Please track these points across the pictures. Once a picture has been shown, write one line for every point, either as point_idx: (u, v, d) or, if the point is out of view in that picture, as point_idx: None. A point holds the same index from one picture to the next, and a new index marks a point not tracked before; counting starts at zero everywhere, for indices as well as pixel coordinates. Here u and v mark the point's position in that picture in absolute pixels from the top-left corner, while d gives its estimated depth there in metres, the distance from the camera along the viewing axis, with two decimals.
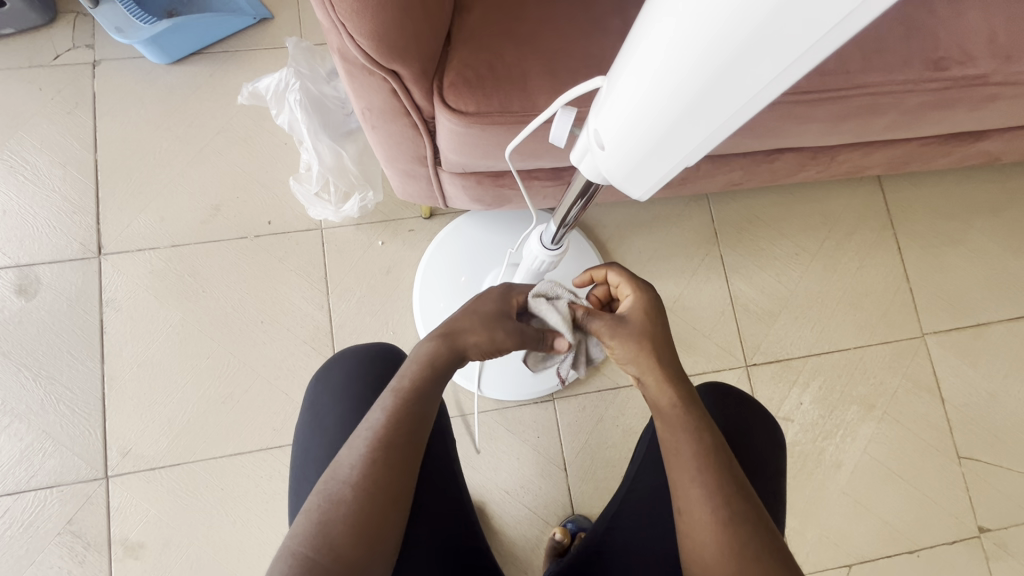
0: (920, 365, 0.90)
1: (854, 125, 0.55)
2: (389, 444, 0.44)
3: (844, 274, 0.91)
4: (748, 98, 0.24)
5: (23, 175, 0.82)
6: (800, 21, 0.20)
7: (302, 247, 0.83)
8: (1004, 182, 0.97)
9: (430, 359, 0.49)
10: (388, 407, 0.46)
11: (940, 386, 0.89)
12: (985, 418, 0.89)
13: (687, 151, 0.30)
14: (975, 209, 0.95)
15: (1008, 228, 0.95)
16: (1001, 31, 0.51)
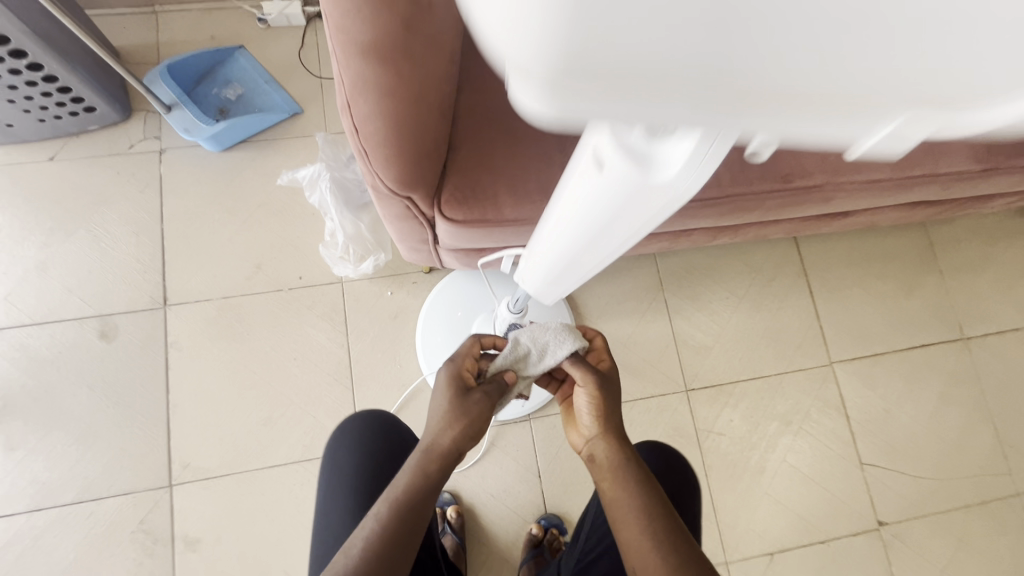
0: (828, 388, 1.10)
1: (735, 216, 0.77)
2: (382, 548, 0.52)
3: (766, 313, 1.12)
4: (583, 272, 0.58)
5: (104, 242, 1.02)
6: (589, 257, 0.53)
7: (327, 297, 1.03)
8: (896, 237, 1.20)
9: (410, 472, 0.57)
10: (380, 514, 0.54)
11: (845, 405, 1.10)
12: (882, 431, 1.10)
13: (567, 286, 0.63)
14: (871, 259, 1.18)
15: (898, 274, 1.18)
16: (832, 153, 0.73)
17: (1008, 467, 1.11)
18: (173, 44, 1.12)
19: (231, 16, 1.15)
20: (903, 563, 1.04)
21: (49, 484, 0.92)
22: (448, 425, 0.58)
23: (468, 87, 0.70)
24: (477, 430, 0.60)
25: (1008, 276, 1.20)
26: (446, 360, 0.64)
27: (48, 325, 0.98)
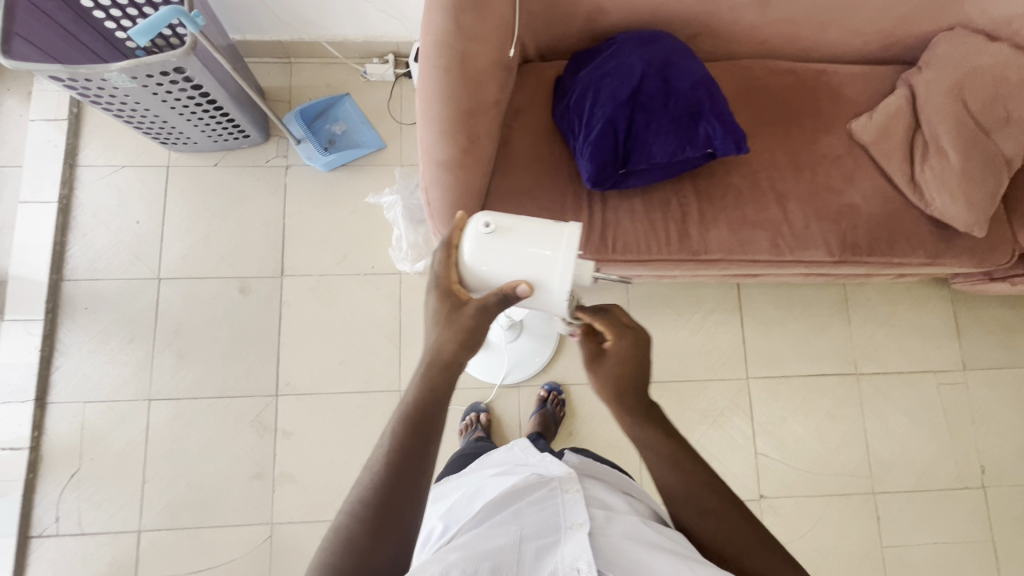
0: (741, 394, 1.50)
1: (663, 270, 1.16)
2: (402, 437, 0.63)
3: (703, 334, 1.52)
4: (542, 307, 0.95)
5: (245, 226, 1.49)
6: None
7: (390, 282, 1.48)
8: (817, 289, 1.56)
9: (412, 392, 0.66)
10: (393, 426, 0.63)
11: (752, 408, 1.49)
12: (776, 431, 1.49)
13: None
14: (794, 304, 1.55)
15: (814, 318, 1.54)
16: (730, 239, 1.11)
17: (871, 472, 1.48)
18: (301, 87, 1.57)
19: (342, 70, 1.58)
20: (772, 524, 1.44)
21: (201, 383, 1.42)
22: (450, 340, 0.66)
23: (499, 171, 1.10)
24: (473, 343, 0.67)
25: (904, 329, 1.55)
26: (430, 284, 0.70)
27: (208, 278, 1.46)
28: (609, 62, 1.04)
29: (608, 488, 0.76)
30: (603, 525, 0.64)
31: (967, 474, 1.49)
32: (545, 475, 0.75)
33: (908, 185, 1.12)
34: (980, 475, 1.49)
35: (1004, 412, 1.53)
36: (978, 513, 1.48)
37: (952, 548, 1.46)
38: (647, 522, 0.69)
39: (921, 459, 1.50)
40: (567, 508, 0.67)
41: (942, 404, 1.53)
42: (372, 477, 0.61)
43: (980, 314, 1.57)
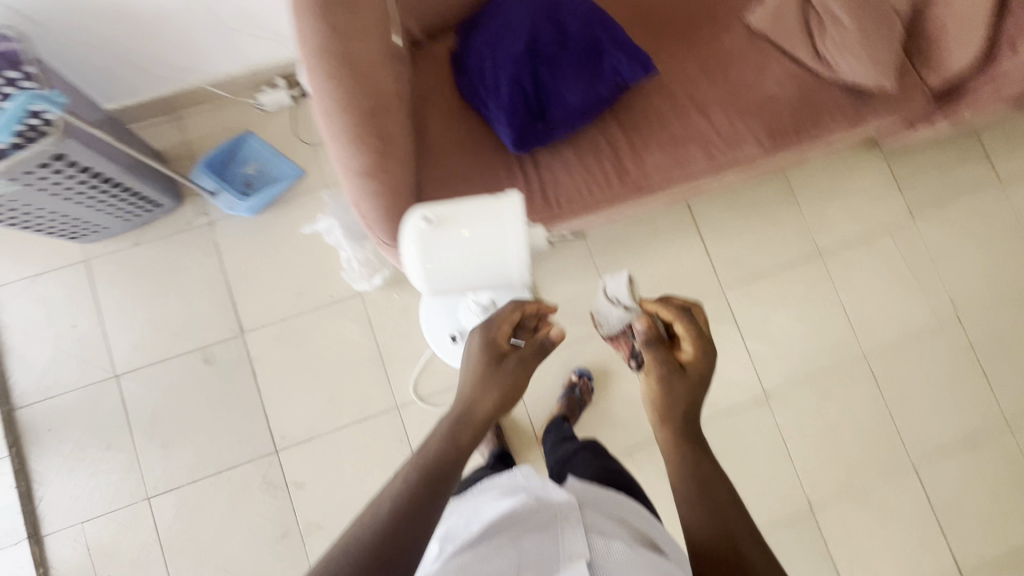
0: (720, 305, 1.54)
1: (613, 212, 1.15)
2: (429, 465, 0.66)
3: (669, 260, 1.54)
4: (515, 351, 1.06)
5: (188, 296, 1.42)
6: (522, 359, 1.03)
7: (354, 306, 1.45)
8: (761, 184, 1.60)
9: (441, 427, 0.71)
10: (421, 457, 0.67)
11: (733, 315, 1.54)
12: (762, 329, 1.54)
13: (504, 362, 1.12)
14: (745, 205, 1.58)
15: (767, 212, 1.58)
16: (666, 163, 1.12)
17: (857, 339, 1.55)
18: (199, 138, 1.49)
19: (236, 108, 1.50)
20: (782, 415, 1.50)
21: (194, 464, 1.37)
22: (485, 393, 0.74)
23: (424, 164, 1.07)
24: (504, 401, 0.75)
25: (850, 197, 1.61)
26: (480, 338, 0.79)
27: (167, 359, 1.40)
28: (498, 21, 1.01)
29: (612, 515, 0.77)
30: (605, 559, 0.65)
31: (941, 312, 1.58)
32: (553, 499, 0.76)
33: (814, 60, 1.14)
34: (952, 309, 1.58)
35: (958, 245, 1.61)
36: (958, 343, 1.57)
37: (946, 382, 1.55)
38: (643, 551, 0.69)
39: (899, 312, 1.57)
40: (567, 541, 0.67)
41: (903, 255, 1.59)
42: (391, 496, 0.62)
43: (914, 161, 1.63)
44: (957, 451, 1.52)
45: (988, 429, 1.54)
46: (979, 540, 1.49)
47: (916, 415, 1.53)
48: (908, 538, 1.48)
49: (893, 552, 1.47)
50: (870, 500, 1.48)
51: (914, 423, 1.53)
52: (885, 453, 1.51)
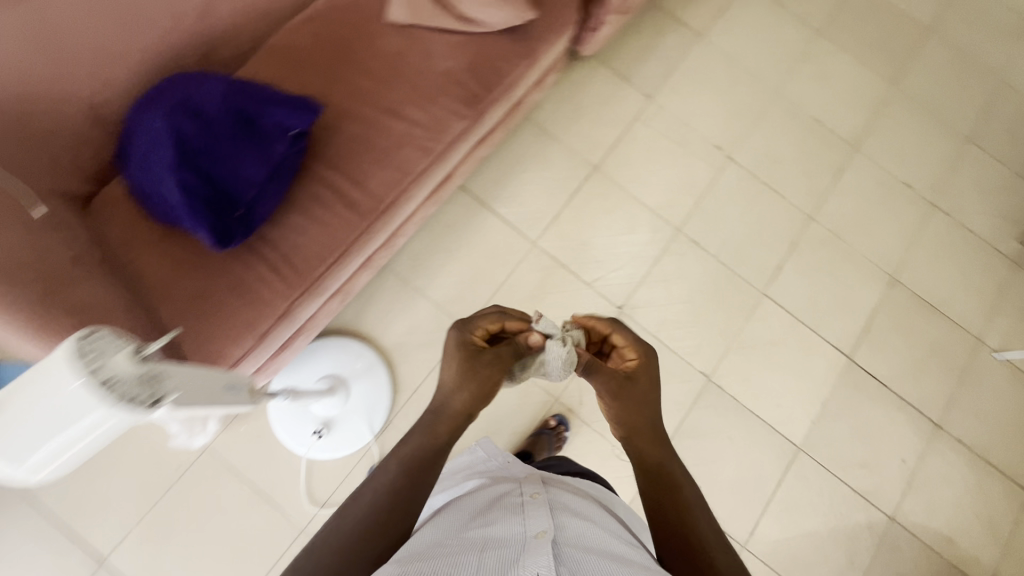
0: (541, 257, 1.60)
1: (371, 244, 1.17)
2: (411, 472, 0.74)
3: (477, 245, 1.58)
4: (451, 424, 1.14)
5: (23, 561, 1.25)
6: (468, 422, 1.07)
7: (206, 462, 1.34)
8: (516, 137, 1.67)
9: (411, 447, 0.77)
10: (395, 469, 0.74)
11: (557, 259, 1.60)
12: (587, 256, 1.62)
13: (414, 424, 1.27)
14: (513, 162, 1.65)
15: (536, 159, 1.67)
16: (387, 178, 1.15)
17: (665, 218, 1.67)
18: None
19: None
20: (643, 316, 1.59)
21: None
22: (455, 392, 0.80)
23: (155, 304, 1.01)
24: (480, 396, 0.81)
25: (594, 109, 1.74)
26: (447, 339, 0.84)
27: None
28: (141, 139, 0.97)
29: (578, 501, 0.82)
30: (563, 537, 0.68)
31: (714, 159, 1.74)
32: (524, 486, 0.83)
33: (462, 24, 1.20)
34: (722, 153, 1.75)
35: (697, 101, 1.79)
36: (741, 175, 1.74)
37: (750, 212, 1.71)
38: (602, 533, 0.72)
39: (684, 179, 1.71)
40: (527, 519, 0.71)
41: (661, 132, 1.74)
42: (373, 494, 0.71)
43: (625, 53, 1.80)
44: (789, 261, 1.69)
45: (801, 230, 1.72)
46: (843, 319, 1.67)
47: (744, 252, 1.68)
48: (794, 351, 1.62)
49: (790, 371, 1.60)
50: (749, 341, 1.61)
51: (746, 257, 1.68)
52: (739, 296, 1.64)
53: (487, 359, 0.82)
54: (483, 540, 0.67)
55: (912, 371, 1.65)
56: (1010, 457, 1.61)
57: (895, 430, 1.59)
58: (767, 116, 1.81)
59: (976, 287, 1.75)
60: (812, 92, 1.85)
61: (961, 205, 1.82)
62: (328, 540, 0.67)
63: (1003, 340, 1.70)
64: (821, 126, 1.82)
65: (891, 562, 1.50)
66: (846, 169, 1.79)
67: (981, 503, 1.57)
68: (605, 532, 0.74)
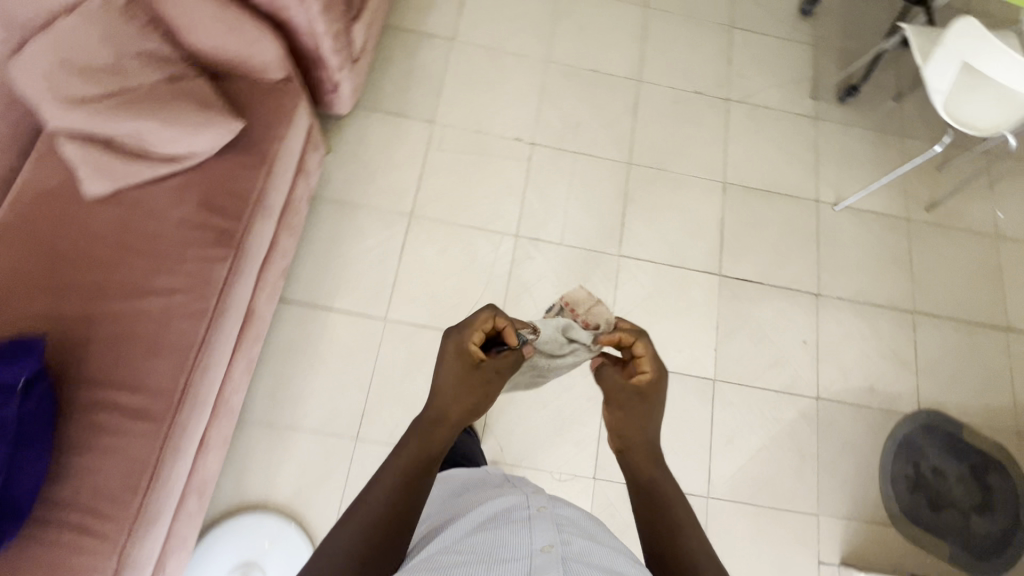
0: (399, 329, 1.51)
1: (188, 437, 1.04)
2: (413, 470, 0.78)
3: (329, 350, 1.47)
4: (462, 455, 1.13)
5: None
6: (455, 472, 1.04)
7: None
8: (319, 223, 1.56)
9: (407, 453, 0.79)
10: (395, 479, 0.76)
11: (415, 322, 1.52)
12: (442, 305, 1.54)
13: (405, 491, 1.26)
14: (327, 250, 1.55)
15: (348, 235, 1.57)
16: (166, 364, 1.01)
17: (499, 231, 1.63)
18: None
19: None
20: None
21: None
22: (454, 401, 0.84)
23: None
24: (468, 408, 0.85)
25: (383, 157, 1.65)
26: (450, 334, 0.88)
27: None
28: None
29: (581, 517, 0.81)
30: (570, 555, 0.68)
31: (519, 151, 1.71)
32: (529, 498, 0.81)
33: (168, 163, 1.07)
34: (524, 142, 1.72)
35: (477, 103, 1.74)
36: (550, 155, 1.72)
37: (574, 186, 1.70)
38: (608, 552, 0.73)
39: (500, 183, 1.67)
40: (534, 533, 0.70)
41: (458, 149, 1.68)
42: (377, 506, 0.73)
43: (388, 88, 1.71)
44: (629, 213, 1.69)
45: (626, 179, 1.73)
46: (699, 241, 1.70)
47: (585, 226, 1.67)
48: (670, 294, 1.63)
49: (675, 314, 1.62)
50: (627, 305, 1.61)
51: (589, 229, 1.67)
52: (599, 268, 1.63)
53: (480, 372, 0.86)
54: (491, 556, 0.67)
55: (776, 257, 1.71)
56: (885, 291, 1.72)
57: (786, 318, 1.66)
58: (548, 87, 1.79)
59: (795, 155, 1.83)
60: (578, 45, 1.85)
61: (749, 88, 1.90)
62: (341, 548, 0.69)
63: (836, 191, 1.81)
64: (600, 74, 1.83)
65: (834, 436, 1.57)
66: (640, 103, 1.82)
67: (880, 343, 1.67)
68: (610, 549, 0.75)
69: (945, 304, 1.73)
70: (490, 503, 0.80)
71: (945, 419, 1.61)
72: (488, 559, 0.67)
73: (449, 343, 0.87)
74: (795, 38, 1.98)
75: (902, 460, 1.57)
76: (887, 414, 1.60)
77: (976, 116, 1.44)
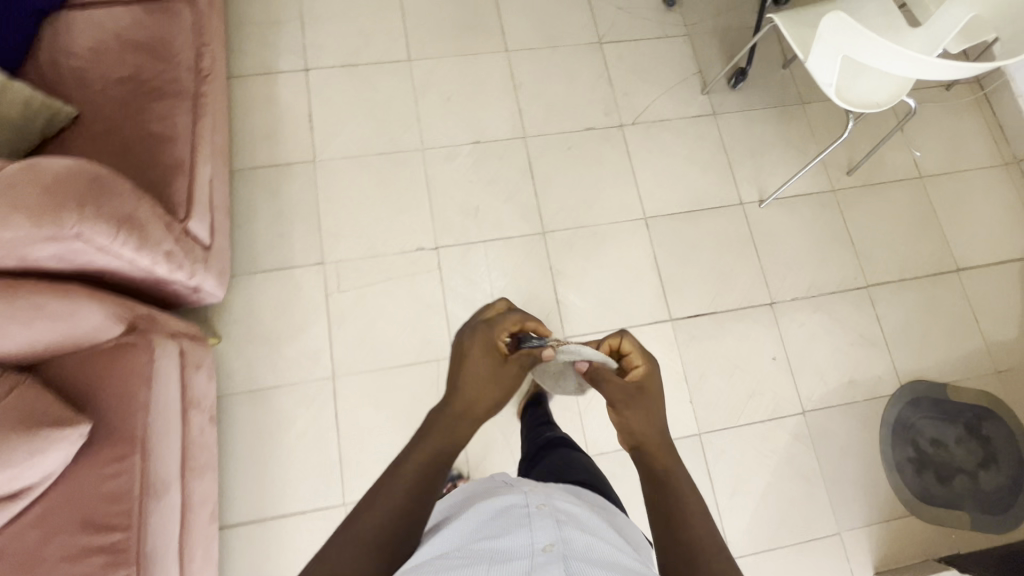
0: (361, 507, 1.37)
1: None
2: (435, 466, 0.68)
3: (294, 559, 1.32)
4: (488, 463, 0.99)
5: None
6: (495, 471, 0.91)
7: None
8: (236, 422, 1.40)
9: (425, 453, 0.69)
10: (418, 467, 0.67)
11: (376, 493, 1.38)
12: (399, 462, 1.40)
13: None
14: (255, 448, 1.38)
15: (272, 422, 1.40)
16: None
17: (433, 358, 1.48)
18: None
19: None
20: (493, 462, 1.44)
21: None
22: (487, 392, 0.76)
23: None
24: (503, 399, 0.77)
25: (282, 320, 1.48)
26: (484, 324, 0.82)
27: None
28: None
29: (590, 518, 0.72)
30: (576, 554, 0.60)
31: (425, 261, 1.55)
32: (528, 494, 0.72)
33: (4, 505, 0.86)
34: (428, 249, 1.56)
35: (364, 222, 1.57)
36: (459, 252, 1.57)
37: (495, 278, 1.56)
38: (616, 555, 0.64)
39: (416, 304, 1.52)
40: (535, 531, 0.62)
41: (360, 282, 1.52)
42: (391, 507, 0.63)
43: (261, 239, 1.53)
44: (561, 286, 1.57)
45: (546, 251, 1.60)
46: (640, 291, 1.60)
47: None
48: None
49: None
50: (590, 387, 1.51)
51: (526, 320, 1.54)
52: None
53: (514, 366, 0.78)
54: (493, 559, 0.59)
55: (721, 279, 1.63)
56: (835, 275, 1.66)
57: (749, 339, 1.58)
58: (433, 178, 1.63)
59: (706, 162, 1.74)
60: (449, 120, 1.69)
61: (640, 105, 1.77)
62: (337, 553, 0.59)
63: (758, 188, 1.72)
64: (482, 144, 1.67)
65: (831, 444, 1.52)
66: (534, 162, 1.68)
67: (846, 330, 1.62)
68: (617, 548, 0.66)
69: (894, 267, 1.68)
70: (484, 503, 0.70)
71: (929, 386, 1.59)
72: (487, 562, 0.59)
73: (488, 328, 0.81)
74: (668, 33, 1.86)
75: (901, 444, 1.54)
76: (874, 403, 1.56)
77: (872, 94, 1.36)
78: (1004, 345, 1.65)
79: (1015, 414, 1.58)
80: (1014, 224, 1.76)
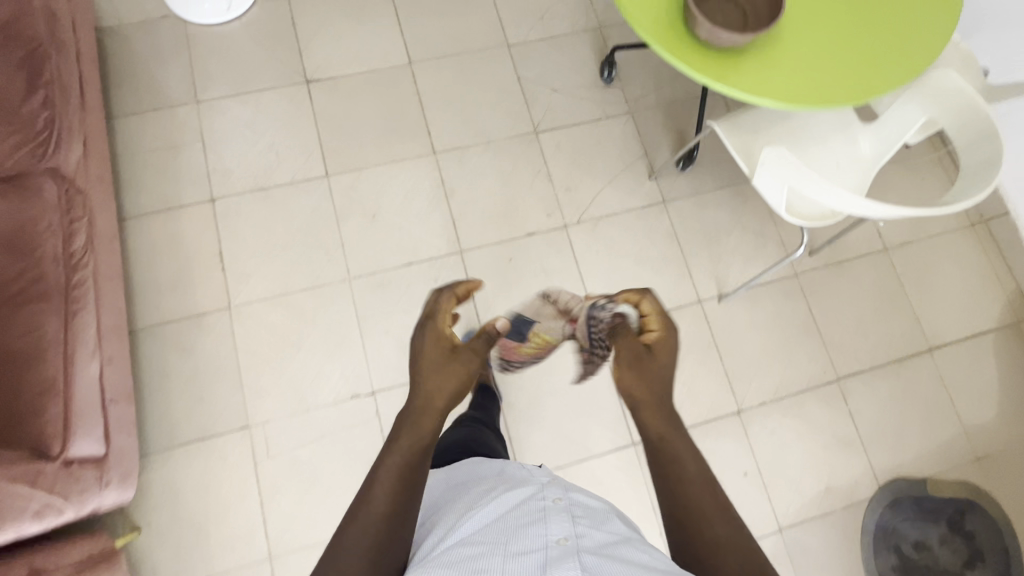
0: None
1: None
2: (414, 460, 0.71)
3: None
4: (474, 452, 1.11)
5: None
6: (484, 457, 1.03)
7: None
8: None
9: (404, 447, 0.72)
10: (398, 459, 0.70)
11: None
12: None
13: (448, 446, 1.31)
14: None
15: None
16: None
17: None
18: None
19: None
20: None
21: None
22: (440, 382, 0.77)
23: None
24: (458, 394, 0.78)
25: (207, 497, 1.34)
26: (434, 296, 0.84)
27: None
28: None
29: (593, 504, 0.80)
30: (585, 547, 0.67)
31: (362, 409, 1.42)
32: (542, 489, 0.80)
33: None
34: (364, 396, 1.43)
35: (292, 371, 1.43)
36: (398, 394, 1.44)
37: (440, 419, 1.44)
38: (629, 543, 0.71)
39: (355, 462, 1.39)
40: (550, 525, 0.70)
41: (291, 443, 1.39)
42: (387, 497, 0.68)
43: (177, 405, 1.39)
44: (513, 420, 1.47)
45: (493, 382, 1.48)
46: (597, 413, 1.49)
47: None
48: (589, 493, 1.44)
49: None
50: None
51: None
52: None
53: (461, 351, 0.79)
54: (506, 550, 0.67)
55: (683, 390, 1.52)
56: (803, 371, 1.56)
57: (717, 454, 1.49)
58: (363, 311, 1.49)
59: (658, 256, 1.62)
60: (377, 240, 1.54)
61: (583, 199, 1.64)
62: (342, 554, 0.64)
63: (717, 282, 1.60)
64: (414, 265, 1.53)
65: (810, 562, 1.44)
66: (474, 279, 1.54)
67: (817, 430, 1.53)
68: (628, 538, 0.73)
69: (865, 354, 1.59)
70: (503, 496, 0.79)
71: (908, 483, 1.51)
72: (504, 549, 0.68)
73: (437, 304, 0.83)
74: (609, 113, 1.71)
75: (884, 551, 1.47)
76: (851, 509, 1.49)
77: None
78: (983, 425, 1.58)
79: (999, 504, 1.51)
80: (986, 290, 1.67)
